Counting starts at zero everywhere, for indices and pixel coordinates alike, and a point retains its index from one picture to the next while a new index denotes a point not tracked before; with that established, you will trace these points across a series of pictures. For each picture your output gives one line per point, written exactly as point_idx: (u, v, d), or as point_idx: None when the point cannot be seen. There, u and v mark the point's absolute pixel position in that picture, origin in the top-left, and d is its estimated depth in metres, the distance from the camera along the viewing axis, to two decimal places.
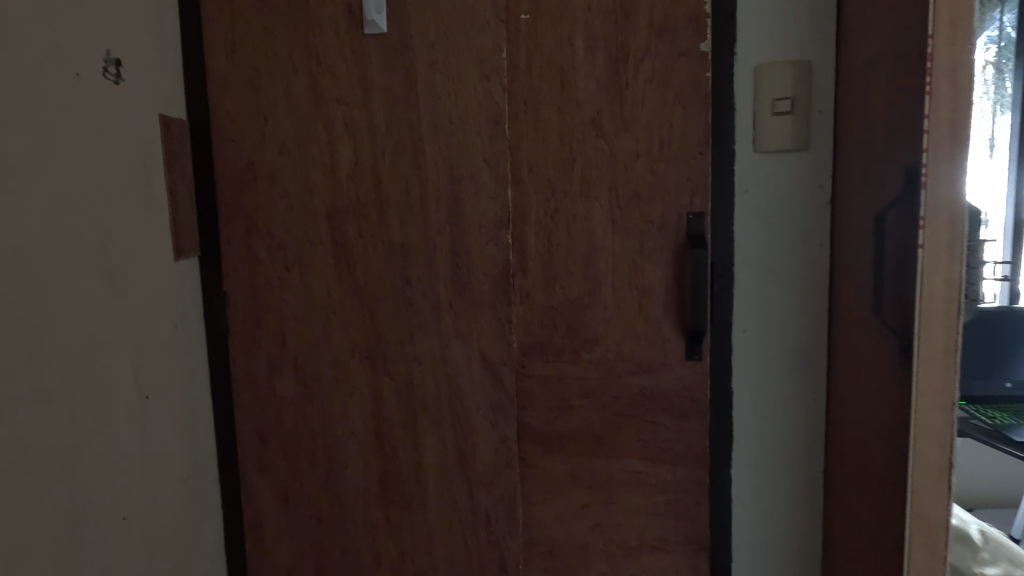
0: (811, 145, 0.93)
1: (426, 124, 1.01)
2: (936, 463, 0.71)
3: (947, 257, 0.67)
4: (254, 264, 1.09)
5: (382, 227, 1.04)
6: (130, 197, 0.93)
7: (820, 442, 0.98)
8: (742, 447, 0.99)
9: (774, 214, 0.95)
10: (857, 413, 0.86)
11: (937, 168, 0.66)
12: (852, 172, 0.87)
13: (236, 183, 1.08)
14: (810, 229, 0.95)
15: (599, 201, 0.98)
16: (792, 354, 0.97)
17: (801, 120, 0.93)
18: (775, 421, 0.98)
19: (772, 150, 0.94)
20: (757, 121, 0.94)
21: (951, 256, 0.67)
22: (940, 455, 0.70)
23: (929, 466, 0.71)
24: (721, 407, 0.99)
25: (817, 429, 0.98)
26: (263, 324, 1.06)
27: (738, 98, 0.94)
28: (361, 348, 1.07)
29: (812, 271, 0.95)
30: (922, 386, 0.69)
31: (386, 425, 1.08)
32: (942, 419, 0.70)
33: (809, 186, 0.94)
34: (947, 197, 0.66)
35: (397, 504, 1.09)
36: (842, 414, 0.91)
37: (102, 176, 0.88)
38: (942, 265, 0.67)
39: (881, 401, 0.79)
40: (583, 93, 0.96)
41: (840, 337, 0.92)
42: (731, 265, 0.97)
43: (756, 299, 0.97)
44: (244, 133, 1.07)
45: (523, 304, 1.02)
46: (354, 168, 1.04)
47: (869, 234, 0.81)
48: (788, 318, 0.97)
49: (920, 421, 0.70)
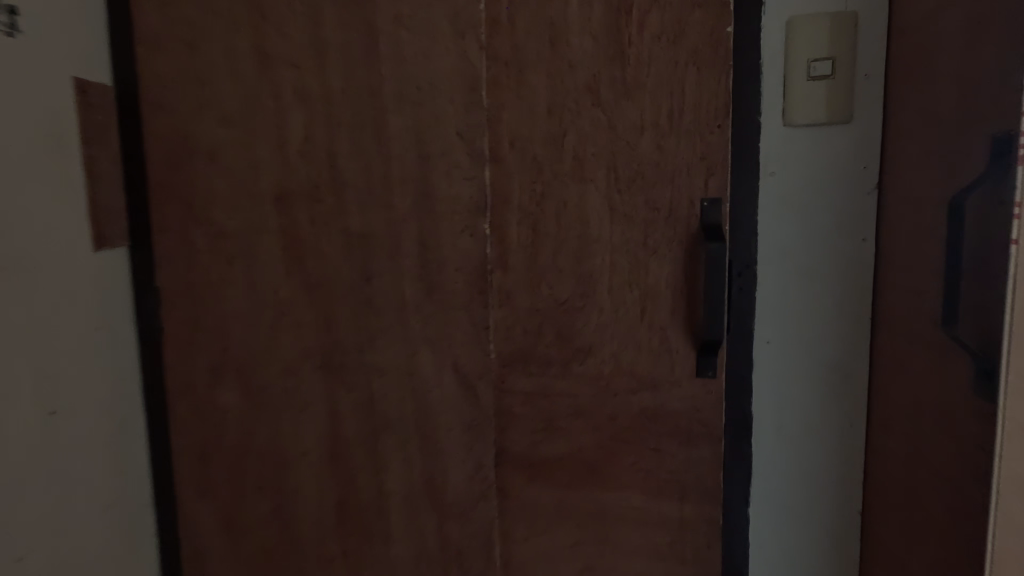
0: (855, 117, 0.77)
1: (389, 90, 0.84)
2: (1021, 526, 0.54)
3: None
4: (192, 255, 0.94)
5: (339, 213, 0.88)
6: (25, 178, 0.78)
7: (858, 478, 0.81)
8: (760, 475, 0.85)
9: (807, 200, 0.79)
10: (908, 446, 0.71)
11: None
12: (914, 149, 0.70)
13: (169, 160, 0.92)
14: (852, 220, 0.78)
15: (595, 183, 0.81)
16: (826, 370, 0.81)
17: (843, 86, 0.76)
18: (804, 449, 0.83)
19: (806, 123, 0.78)
20: (788, 87, 0.78)
21: None
22: None
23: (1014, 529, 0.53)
24: (738, 432, 0.83)
25: (853, 462, 0.81)
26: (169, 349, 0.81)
27: (765, 60, 0.78)
28: (314, 355, 0.92)
29: (852, 271, 0.79)
30: (1009, 424, 0.53)
31: (343, 445, 0.92)
32: None
33: (851, 166, 0.78)
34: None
35: (356, 537, 0.94)
36: (889, 444, 0.75)
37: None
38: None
39: (943, 433, 0.64)
40: (577, 54, 0.80)
41: (885, 351, 0.76)
42: (752, 262, 0.80)
43: (783, 302, 0.81)
44: (178, 100, 0.91)
45: (503, 306, 0.85)
46: (306, 143, 0.88)
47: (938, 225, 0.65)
48: (822, 326, 0.80)
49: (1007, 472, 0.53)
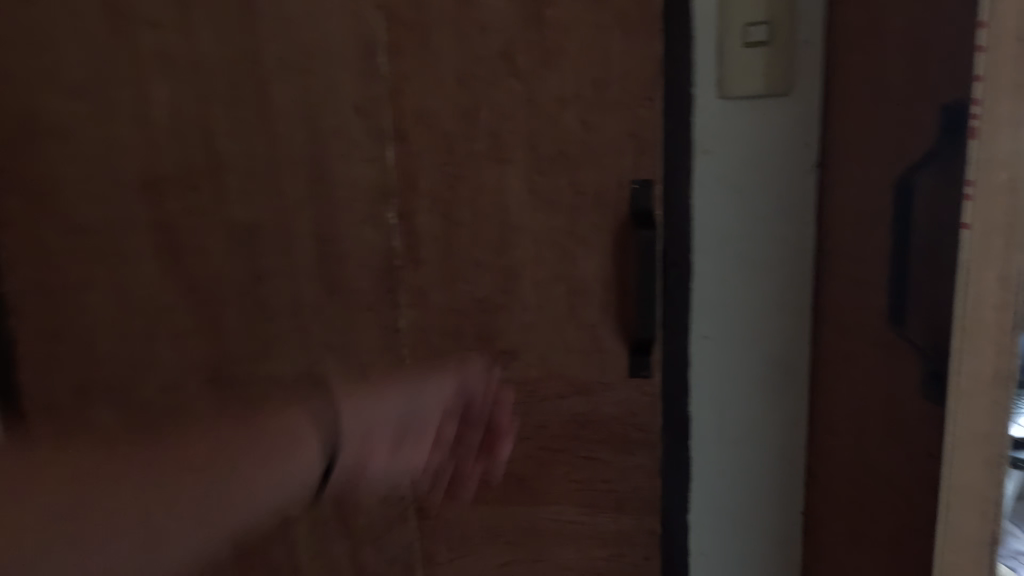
0: (795, 89, 0.70)
1: (271, 56, 0.72)
2: (976, 541, 0.48)
3: (1002, 246, 0.43)
4: (47, 253, 0.79)
5: (220, 203, 0.75)
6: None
7: (800, 474, 0.77)
8: (700, 478, 0.79)
9: (746, 183, 0.72)
10: (855, 448, 0.66)
11: (996, 105, 0.41)
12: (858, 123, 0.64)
13: (11, 140, 0.77)
14: (793, 203, 0.72)
15: (514, 164, 0.72)
16: (767, 365, 0.75)
17: (782, 54, 0.68)
18: (745, 449, 0.77)
19: (744, 96, 0.70)
20: (724, 55, 0.70)
21: (1009, 244, 0.42)
22: (979, 533, 0.48)
23: (960, 546, 0.48)
24: (675, 436, 0.76)
25: (795, 457, 0.77)
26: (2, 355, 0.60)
27: (698, 23, 0.70)
28: (202, 368, 0.79)
29: (793, 259, 0.73)
30: (960, 433, 0.46)
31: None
32: (984, 483, 0.47)
33: (791, 144, 0.71)
34: (1011, 150, 0.41)
35: (261, 569, 0.83)
36: (833, 446, 0.70)
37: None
38: (997, 257, 0.43)
39: (890, 436, 0.59)
40: (488, 14, 0.69)
41: (828, 344, 0.71)
42: (688, 251, 0.73)
43: (722, 294, 0.74)
44: (15, 67, 0.75)
45: (416, 305, 0.75)
46: (175, 119, 0.74)
47: (887, 209, 0.58)
48: (763, 318, 0.75)
49: (952, 485, 0.47)
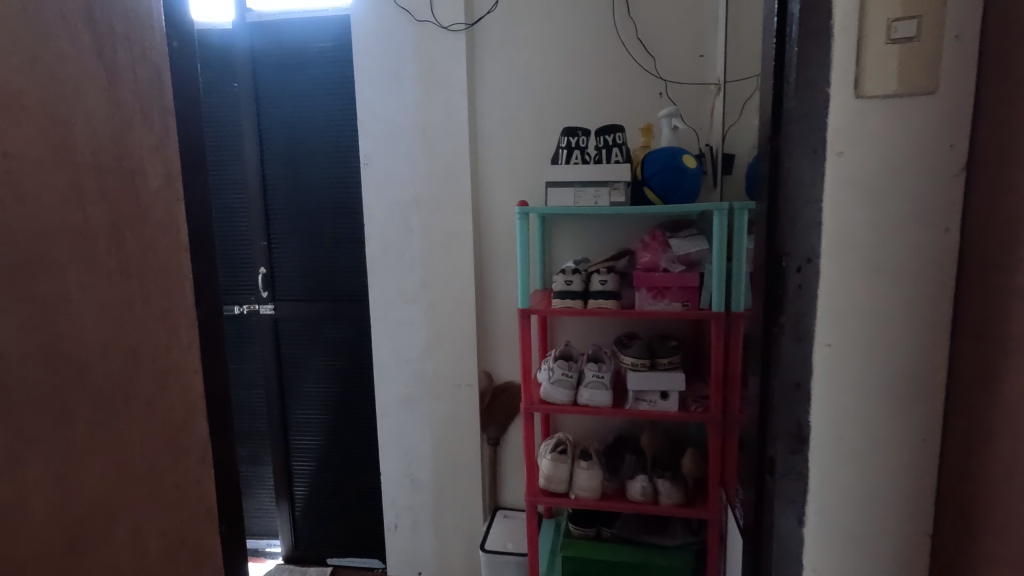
0: (943, 85, 0.60)
1: None
2: None
3: None
4: None
5: None
6: (157, 68, 0.64)
7: (950, 524, 0.65)
8: (818, 507, 0.70)
9: (883, 183, 0.63)
10: None
11: None
12: None
13: None
14: (940, 207, 0.62)
15: None
16: (901, 384, 0.66)
17: (927, 51, 0.60)
18: (869, 474, 0.68)
19: (885, 93, 0.62)
20: (863, 53, 0.62)
21: None
22: None
23: None
24: (789, 445, 0.70)
25: (927, 500, 0.67)
26: (34, 219, 0.47)
27: (838, 20, 0.62)
28: (208, 382, 0.72)
29: (936, 269, 0.63)
30: None
31: (204, 498, 0.71)
32: None
33: (938, 145, 0.62)
34: None
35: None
36: (997, 494, 0.58)
37: (118, 60, 0.57)
38: None
39: None
40: None
41: (969, 360, 0.62)
42: (814, 255, 0.66)
43: (850, 301, 0.66)
44: None
45: None
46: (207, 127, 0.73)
47: None
48: (894, 332, 0.65)
49: None
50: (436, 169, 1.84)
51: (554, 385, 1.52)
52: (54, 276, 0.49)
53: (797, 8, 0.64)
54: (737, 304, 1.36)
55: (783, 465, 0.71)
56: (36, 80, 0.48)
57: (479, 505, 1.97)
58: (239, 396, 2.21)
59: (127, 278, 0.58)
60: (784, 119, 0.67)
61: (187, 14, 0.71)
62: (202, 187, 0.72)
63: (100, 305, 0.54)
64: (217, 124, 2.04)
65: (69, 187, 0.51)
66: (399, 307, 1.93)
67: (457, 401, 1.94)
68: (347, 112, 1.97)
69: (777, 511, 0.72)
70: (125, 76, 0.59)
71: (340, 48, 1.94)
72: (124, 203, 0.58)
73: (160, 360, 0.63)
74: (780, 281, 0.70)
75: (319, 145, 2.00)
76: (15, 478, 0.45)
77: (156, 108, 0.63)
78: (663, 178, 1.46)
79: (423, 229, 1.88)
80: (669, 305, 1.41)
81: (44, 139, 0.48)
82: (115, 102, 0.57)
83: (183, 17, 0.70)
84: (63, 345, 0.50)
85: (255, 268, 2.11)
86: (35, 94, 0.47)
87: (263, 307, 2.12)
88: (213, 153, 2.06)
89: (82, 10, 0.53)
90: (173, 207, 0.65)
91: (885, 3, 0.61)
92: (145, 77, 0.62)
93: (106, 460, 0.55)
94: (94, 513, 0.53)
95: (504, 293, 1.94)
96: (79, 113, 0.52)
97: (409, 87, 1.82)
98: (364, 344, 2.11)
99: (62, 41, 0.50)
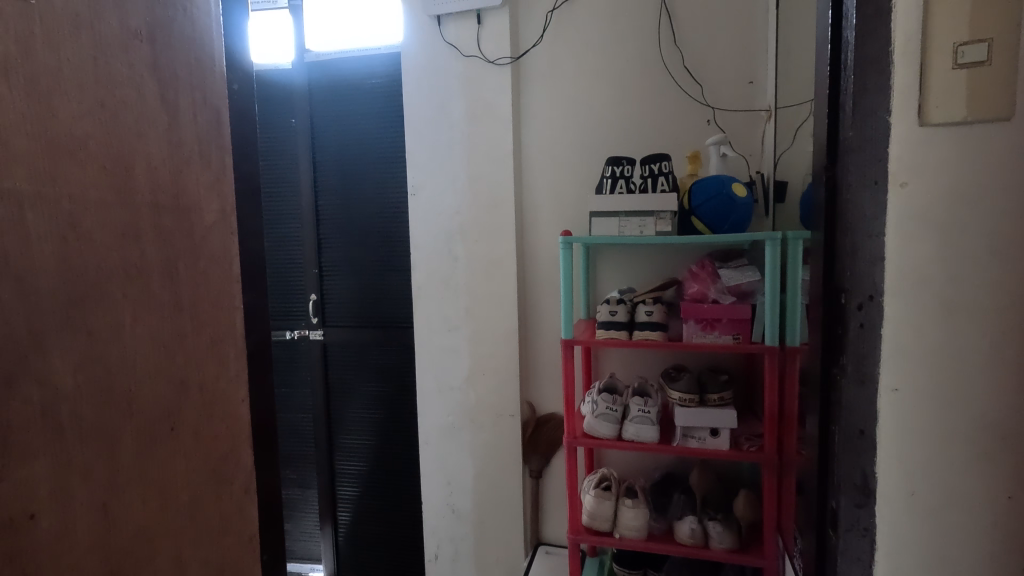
0: (1020, 111, 0.56)
1: None
2: None
3: None
4: None
5: None
6: (217, 113, 0.68)
7: None
8: (886, 566, 0.64)
9: (951, 216, 0.59)
10: None
11: None
12: None
13: None
14: (1020, 241, 0.57)
15: None
16: (980, 435, 0.60)
17: (1002, 74, 0.56)
18: (946, 533, 0.62)
19: (951, 120, 0.58)
20: (926, 80, 0.58)
21: None
22: None
23: None
24: (855, 498, 0.64)
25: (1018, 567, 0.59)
26: (94, 255, 0.50)
27: (898, 45, 0.59)
28: (255, 410, 0.74)
29: (1017, 309, 0.58)
30: None
31: (246, 526, 0.72)
32: None
33: (1017, 174, 0.57)
34: None
35: None
36: None
37: (185, 101, 0.62)
38: None
39: None
40: None
41: None
42: (877, 291, 0.62)
43: (917, 341, 0.61)
44: None
45: None
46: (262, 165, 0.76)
47: None
48: (968, 376, 0.60)
49: None
50: (482, 199, 1.87)
51: (598, 419, 1.48)
52: (109, 309, 0.52)
53: (852, 34, 0.61)
54: (792, 338, 1.28)
55: (847, 519, 0.65)
56: (101, 125, 0.51)
57: (521, 539, 1.92)
58: (288, 419, 2.27)
59: (179, 310, 0.61)
60: (840, 148, 0.63)
61: (248, 61, 0.75)
62: (255, 222, 0.75)
63: (152, 337, 0.57)
64: (275, 157, 2.15)
65: (127, 224, 0.54)
66: (444, 335, 1.95)
67: (500, 430, 1.92)
68: (397, 145, 2.04)
69: (840, 570, 0.66)
70: (186, 119, 0.62)
71: (392, 83, 2.01)
72: (178, 237, 0.60)
73: (206, 390, 0.65)
74: (839, 320, 0.64)
75: (369, 176, 2.08)
76: (60, 508, 0.47)
77: (213, 146, 0.67)
78: (712, 208, 1.42)
79: (468, 258, 1.90)
80: (719, 337, 1.36)
81: (108, 178, 0.51)
82: (174, 143, 0.60)
83: (245, 63, 0.75)
84: (112, 374, 0.52)
85: (306, 295, 2.18)
86: (101, 137, 0.51)
87: (313, 332, 2.19)
88: (271, 185, 2.17)
89: (148, 61, 0.57)
90: (226, 240, 0.68)
91: (950, 25, 0.57)
92: (205, 119, 0.65)
93: (148, 488, 0.56)
94: (135, 542, 0.55)
95: (548, 323, 1.92)
96: (141, 156, 0.55)
97: (456, 120, 1.86)
98: (409, 371, 2.13)
99: (127, 89, 0.54)
